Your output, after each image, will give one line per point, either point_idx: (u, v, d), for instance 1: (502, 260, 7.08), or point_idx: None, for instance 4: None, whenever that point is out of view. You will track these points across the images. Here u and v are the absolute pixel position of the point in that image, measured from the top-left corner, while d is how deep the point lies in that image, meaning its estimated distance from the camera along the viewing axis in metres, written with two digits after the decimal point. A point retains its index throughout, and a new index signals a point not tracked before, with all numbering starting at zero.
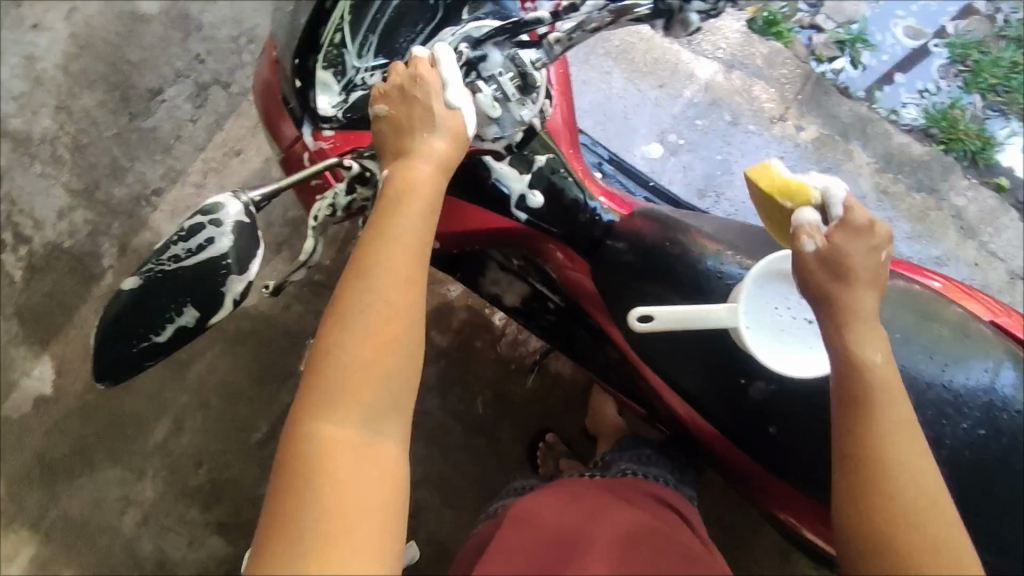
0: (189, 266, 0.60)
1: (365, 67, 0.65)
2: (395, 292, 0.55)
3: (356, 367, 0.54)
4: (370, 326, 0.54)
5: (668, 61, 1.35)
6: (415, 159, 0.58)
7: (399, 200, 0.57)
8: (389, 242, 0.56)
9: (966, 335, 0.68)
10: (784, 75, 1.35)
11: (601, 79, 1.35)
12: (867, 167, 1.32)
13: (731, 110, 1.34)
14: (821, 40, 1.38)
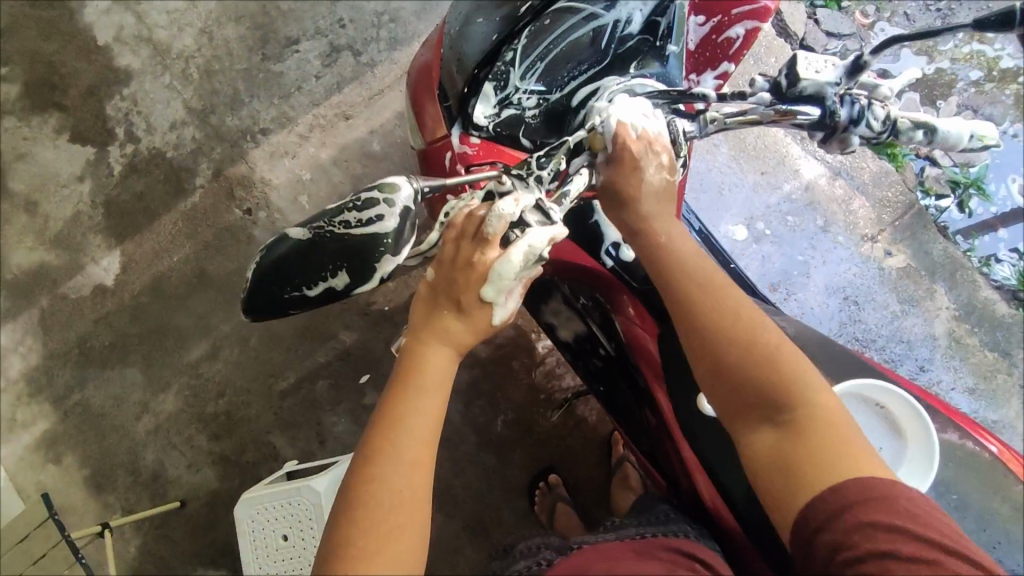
0: (355, 234, 0.65)
1: (523, 89, 0.73)
2: (409, 474, 0.59)
3: (369, 542, 0.56)
4: (385, 507, 0.57)
5: (777, 151, 1.35)
6: (432, 337, 0.64)
7: (415, 372, 0.62)
8: (408, 419, 0.60)
9: (1011, 514, 0.67)
10: (886, 197, 1.34)
11: (707, 148, 1.36)
12: (946, 311, 1.30)
13: (825, 216, 1.33)
14: (934, 173, 1.35)
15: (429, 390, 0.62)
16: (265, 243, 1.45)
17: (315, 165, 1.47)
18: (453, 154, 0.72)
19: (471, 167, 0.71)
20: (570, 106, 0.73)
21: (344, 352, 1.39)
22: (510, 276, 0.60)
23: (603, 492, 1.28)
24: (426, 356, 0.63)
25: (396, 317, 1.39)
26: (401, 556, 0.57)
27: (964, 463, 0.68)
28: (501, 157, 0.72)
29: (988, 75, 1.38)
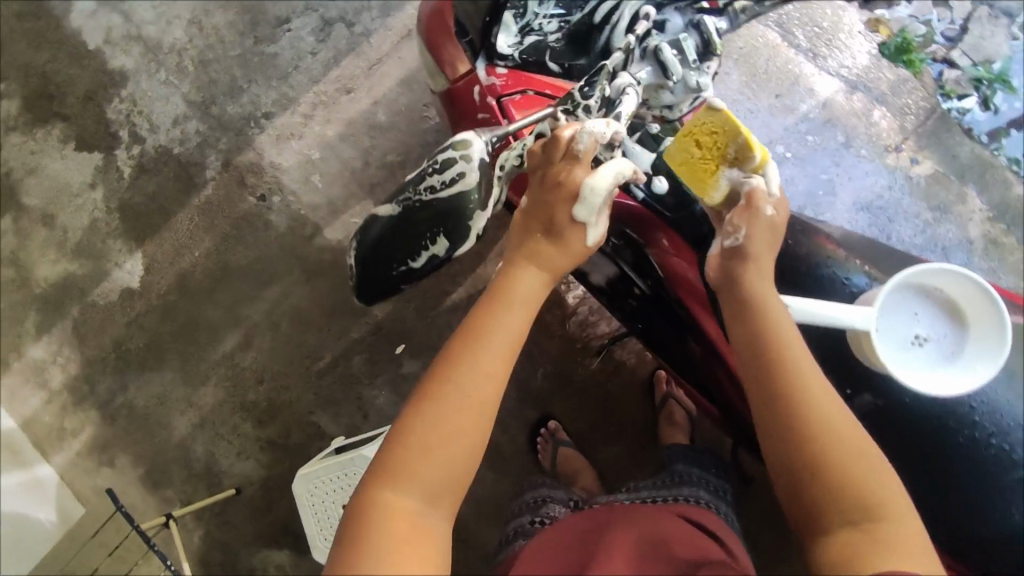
0: (443, 200, 0.75)
1: (543, 14, 0.77)
2: (487, 383, 0.62)
3: (431, 439, 0.60)
4: (458, 408, 0.60)
5: (790, 71, 1.32)
6: (528, 262, 0.67)
7: (506, 287, 0.66)
8: (495, 329, 0.63)
9: None
10: (908, 105, 1.30)
11: (717, 79, 1.33)
12: (981, 213, 1.27)
13: (846, 131, 1.30)
14: (954, 75, 1.31)
15: (518, 307, 0.65)
16: (282, 228, 1.45)
17: (323, 143, 1.46)
18: (482, 86, 0.77)
19: (503, 97, 0.76)
20: (593, 24, 0.75)
21: (375, 325, 1.39)
22: (601, 193, 0.65)
23: (648, 432, 1.28)
24: (518, 277, 0.67)
25: (424, 284, 1.39)
26: (460, 458, 0.61)
27: None
28: (529, 84, 0.76)
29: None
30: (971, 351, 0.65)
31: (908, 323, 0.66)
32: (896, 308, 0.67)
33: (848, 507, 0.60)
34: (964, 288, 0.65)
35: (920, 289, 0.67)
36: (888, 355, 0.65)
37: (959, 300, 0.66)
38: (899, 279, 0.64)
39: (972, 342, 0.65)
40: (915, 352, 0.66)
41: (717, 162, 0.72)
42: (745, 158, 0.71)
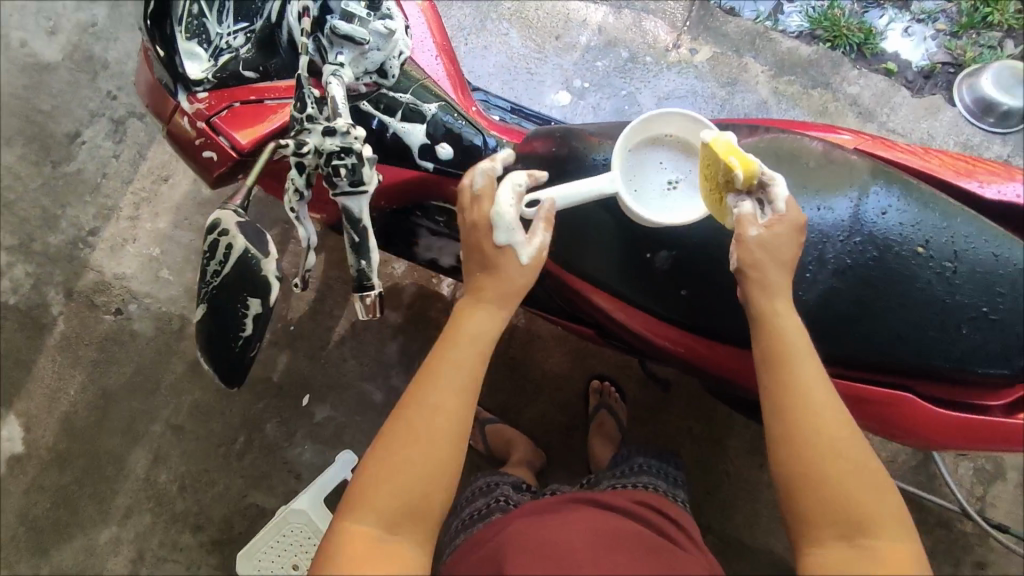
0: (225, 271, 0.56)
1: (226, 32, 0.68)
2: (440, 411, 0.66)
3: (381, 474, 0.65)
4: (419, 435, 0.66)
5: (558, 15, 1.42)
6: (484, 300, 0.70)
7: (459, 325, 0.70)
8: (446, 365, 0.68)
9: (818, 163, 0.69)
10: (669, 6, 1.42)
11: (499, 42, 1.41)
12: (763, 74, 1.39)
13: (627, 47, 1.40)
14: None
15: (472, 343, 0.69)
16: (149, 332, 1.41)
17: (158, 237, 1.43)
18: (188, 117, 0.67)
19: (212, 120, 0.66)
20: (272, 23, 0.67)
21: (276, 386, 1.37)
22: (508, 212, 0.68)
23: (563, 380, 1.32)
24: (472, 316, 0.70)
25: (306, 330, 1.38)
26: (411, 487, 0.64)
27: (769, 155, 0.71)
28: (236, 99, 0.67)
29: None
30: None
31: (657, 175, 0.69)
32: (643, 168, 0.69)
33: (852, 478, 0.58)
34: (687, 125, 0.68)
35: (655, 141, 0.70)
36: (647, 208, 0.68)
37: (689, 139, 0.69)
38: (624, 143, 0.68)
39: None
40: (672, 196, 0.69)
41: (719, 192, 0.64)
42: (732, 177, 0.62)
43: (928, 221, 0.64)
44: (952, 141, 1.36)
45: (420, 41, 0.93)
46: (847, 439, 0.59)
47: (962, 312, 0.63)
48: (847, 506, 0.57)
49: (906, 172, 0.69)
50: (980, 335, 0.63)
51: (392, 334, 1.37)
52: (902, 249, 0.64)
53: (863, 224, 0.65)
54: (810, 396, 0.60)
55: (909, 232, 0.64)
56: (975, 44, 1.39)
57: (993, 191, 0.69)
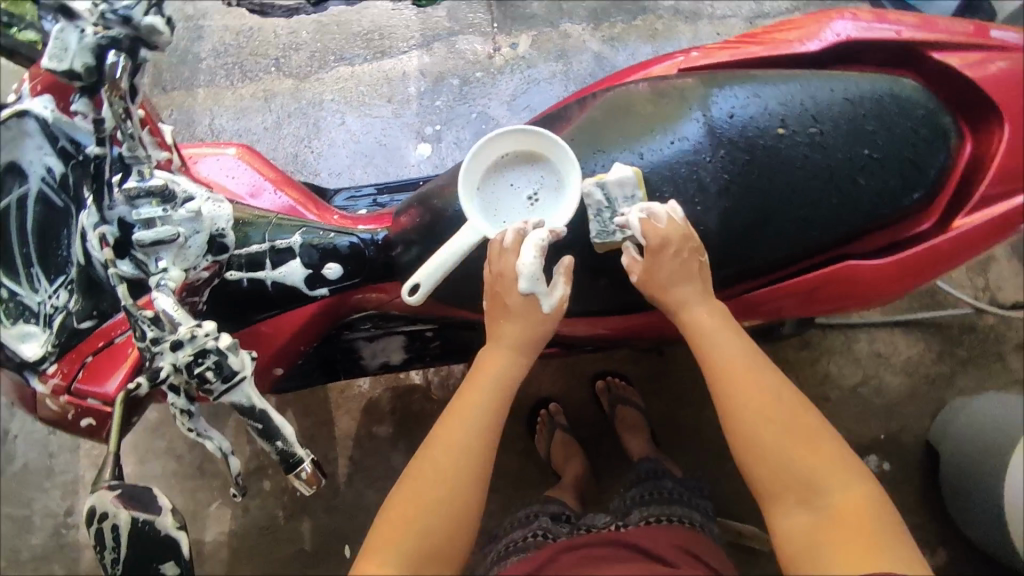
0: (125, 552, 0.54)
1: (47, 295, 0.67)
2: (462, 463, 0.65)
3: (397, 533, 0.62)
4: (443, 481, 0.64)
5: (379, 78, 1.43)
6: (506, 346, 0.67)
7: (483, 371, 0.68)
8: (467, 420, 0.66)
9: (653, 103, 0.69)
10: (472, 17, 1.44)
11: (340, 132, 1.40)
12: (585, 31, 1.40)
13: (455, 74, 1.41)
14: None
15: (492, 394, 0.67)
16: None
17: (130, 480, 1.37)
18: (50, 396, 0.70)
19: (74, 389, 0.69)
20: (83, 268, 0.65)
21: (313, 556, 1.31)
22: (539, 273, 0.63)
23: (568, 399, 1.28)
24: (493, 364, 0.68)
25: (313, 487, 1.33)
26: (434, 536, 0.62)
27: (605, 119, 0.70)
28: (83, 354, 0.70)
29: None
30: (566, 175, 0.66)
31: (516, 198, 0.67)
32: (502, 198, 0.67)
33: (799, 445, 0.63)
34: (518, 137, 0.66)
35: (498, 167, 0.68)
36: (525, 231, 0.66)
37: (525, 148, 0.67)
38: (470, 184, 0.66)
39: (560, 164, 0.67)
40: (539, 208, 0.67)
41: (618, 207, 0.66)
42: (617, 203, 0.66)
43: (775, 103, 0.65)
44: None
45: (251, 185, 0.92)
46: (784, 414, 0.64)
47: (850, 166, 0.63)
48: (794, 475, 0.62)
49: (733, 70, 0.70)
50: (877, 179, 0.63)
51: (392, 445, 1.32)
52: (766, 141, 0.64)
53: (721, 139, 0.65)
54: (743, 387, 0.65)
55: (763, 125, 0.64)
56: None
57: (816, 43, 0.70)
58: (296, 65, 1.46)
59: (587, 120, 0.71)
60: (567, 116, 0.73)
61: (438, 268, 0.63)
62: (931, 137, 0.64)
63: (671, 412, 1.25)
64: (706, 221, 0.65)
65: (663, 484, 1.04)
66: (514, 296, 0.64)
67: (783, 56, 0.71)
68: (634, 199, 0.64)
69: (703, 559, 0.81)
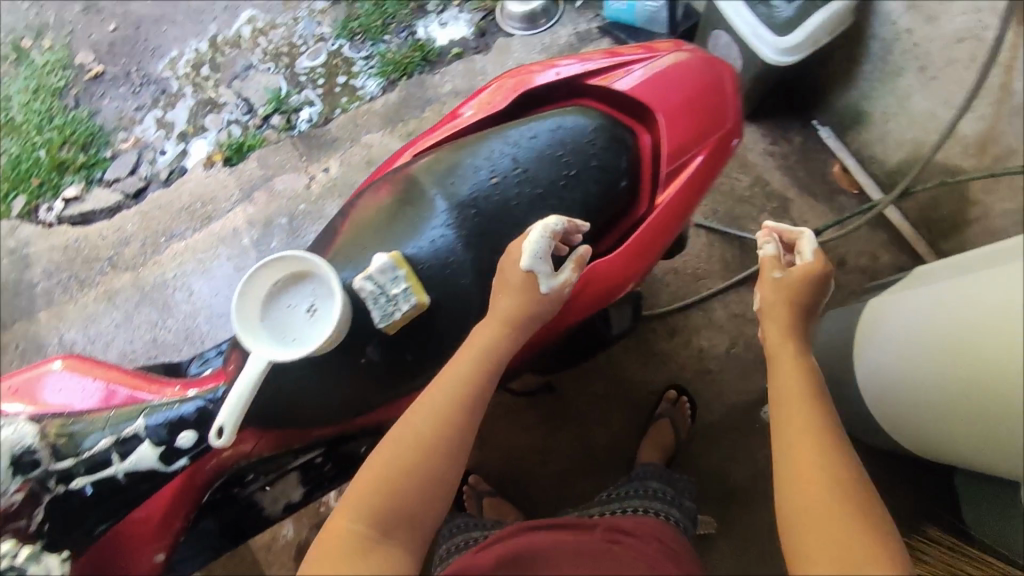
0: None
1: None
2: (439, 440, 0.64)
3: (370, 485, 0.61)
4: (424, 451, 0.63)
5: (211, 240, 1.50)
6: (506, 329, 0.71)
7: (463, 354, 0.70)
8: (446, 401, 0.66)
9: (395, 196, 0.77)
10: (283, 156, 1.56)
11: (189, 303, 1.46)
12: (384, 135, 1.53)
13: (281, 212, 1.49)
14: (279, 118, 1.64)
15: (479, 385, 0.68)
16: None
17: None
18: None
19: None
20: None
21: None
22: (546, 253, 0.70)
23: (483, 463, 1.31)
24: (473, 361, 0.69)
25: None
26: (405, 498, 0.61)
27: (363, 223, 0.76)
28: None
29: (207, 74, 1.70)
30: (331, 285, 0.69)
31: (297, 317, 0.70)
32: (284, 322, 0.70)
33: (828, 474, 0.62)
34: (280, 263, 0.70)
35: (274, 295, 0.71)
36: (309, 345, 0.69)
37: (290, 272, 0.71)
38: (249, 322, 0.69)
39: (324, 275, 0.70)
40: (317, 319, 0.70)
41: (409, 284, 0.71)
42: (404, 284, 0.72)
43: (482, 163, 0.75)
44: (535, 55, 1.56)
45: (82, 393, 0.92)
46: (828, 451, 0.64)
47: (551, 191, 0.75)
48: (820, 507, 0.61)
49: (456, 141, 0.79)
50: (577, 193, 0.75)
51: None
52: (485, 195, 0.74)
53: (455, 212, 0.74)
54: (797, 393, 0.70)
55: (479, 184, 0.74)
56: None
57: (509, 97, 0.80)
58: (130, 256, 1.51)
59: (350, 228, 0.77)
60: (332, 231, 0.79)
61: (231, 405, 0.65)
62: (608, 144, 0.76)
63: (577, 438, 1.31)
64: (464, 279, 0.73)
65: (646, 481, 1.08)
66: (514, 274, 0.70)
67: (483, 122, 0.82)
68: (398, 280, 0.71)
69: (668, 544, 0.80)
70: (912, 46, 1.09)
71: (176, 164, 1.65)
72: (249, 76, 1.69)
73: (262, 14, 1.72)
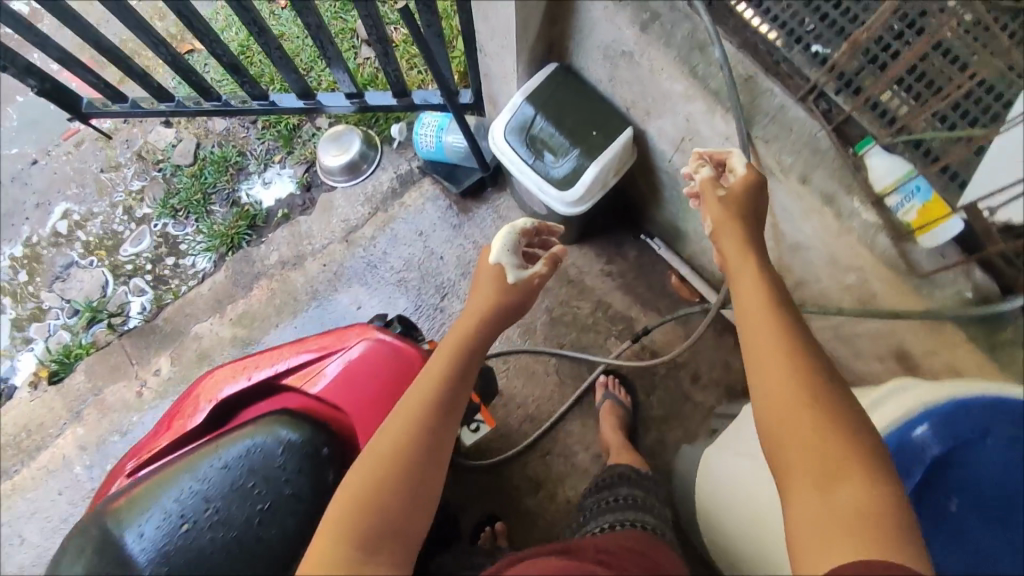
0: None
1: None
2: (421, 439, 0.69)
3: (356, 493, 0.64)
4: (403, 455, 0.67)
5: (40, 471, 1.37)
6: (472, 313, 0.86)
7: (454, 342, 0.82)
8: (426, 397, 0.73)
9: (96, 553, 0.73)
10: (111, 362, 1.45)
11: (24, 551, 1.33)
12: (214, 322, 1.45)
13: (113, 428, 1.39)
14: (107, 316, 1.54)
15: (453, 394, 0.76)
16: None
17: None
18: None
19: None
20: None
21: None
22: (513, 244, 0.92)
23: None
24: (467, 336, 0.82)
25: None
26: (388, 499, 0.65)
27: None
28: None
29: (25, 281, 1.60)
30: None
31: None
32: None
33: (806, 412, 0.57)
34: None
35: None
36: None
37: None
38: None
39: None
40: None
41: None
42: None
43: (174, 506, 0.75)
44: (359, 207, 1.50)
45: None
46: (801, 381, 0.59)
47: (248, 524, 0.75)
48: (813, 449, 0.55)
49: (151, 480, 0.77)
50: (275, 518, 0.76)
51: None
52: (174, 544, 0.73)
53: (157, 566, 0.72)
54: (757, 335, 0.64)
55: (166, 530, 0.74)
56: (307, 142, 1.61)
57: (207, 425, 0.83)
58: None
59: None
60: None
61: None
62: (300, 462, 0.78)
63: None
64: None
65: (646, 488, 1.00)
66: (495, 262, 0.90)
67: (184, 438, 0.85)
68: None
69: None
70: (690, 181, 1.05)
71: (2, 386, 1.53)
72: (71, 275, 1.59)
73: (75, 205, 1.63)
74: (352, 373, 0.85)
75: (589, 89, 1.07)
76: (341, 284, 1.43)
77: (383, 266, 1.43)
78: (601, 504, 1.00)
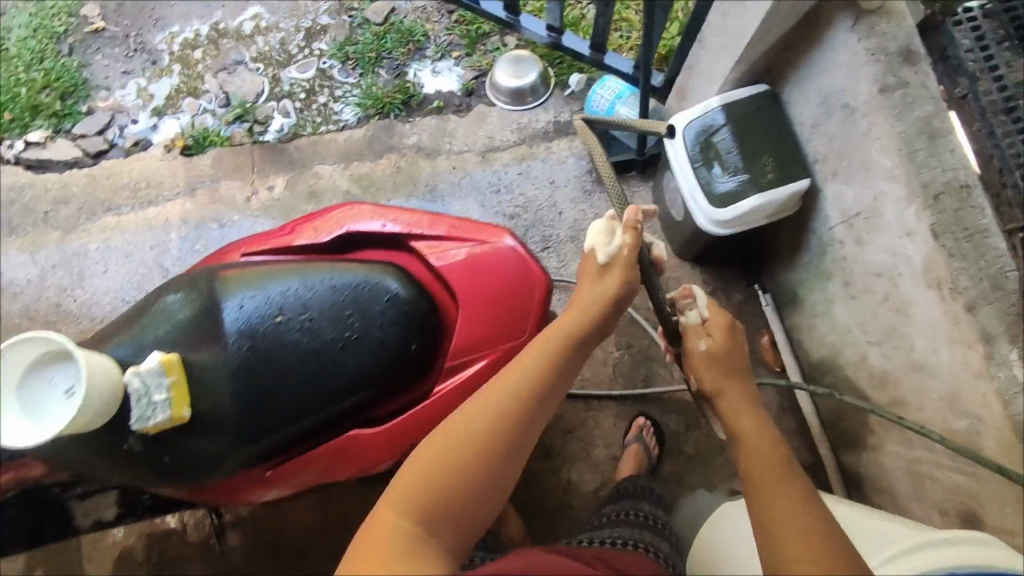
0: None
1: None
2: (548, 365, 0.81)
3: (495, 400, 0.76)
4: (536, 383, 0.79)
5: (141, 222, 1.50)
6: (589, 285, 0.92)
7: (585, 298, 0.90)
8: (565, 335, 0.85)
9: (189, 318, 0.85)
10: (235, 161, 1.55)
11: (102, 282, 1.47)
12: (336, 171, 1.51)
13: (214, 217, 1.49)
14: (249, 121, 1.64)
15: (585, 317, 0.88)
16: None
17: None
18: None
19: None
20: None
21: None
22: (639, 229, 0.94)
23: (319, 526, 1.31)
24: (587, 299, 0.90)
25: None
26: (519, 416, 0.76)
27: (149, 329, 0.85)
28: None
29: (198, 58, 1.70)
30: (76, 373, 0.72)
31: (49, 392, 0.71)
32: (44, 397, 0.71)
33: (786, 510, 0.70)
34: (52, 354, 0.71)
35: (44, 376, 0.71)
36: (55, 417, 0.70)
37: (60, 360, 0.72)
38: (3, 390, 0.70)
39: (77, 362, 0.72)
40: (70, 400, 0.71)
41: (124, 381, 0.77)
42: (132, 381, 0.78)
43: (277, 298, 0.88)
44: (508, 132, 1.51)
45: None
46: (787, 497, 0.71)
47: (329, 350, 0.87)
48: (781, 539, 0.68)
49: (267, 270, 0.90)
50: (354, 357, 0.87)
51: None
52: (267, 332, 0.86)
53: (243, 326, 0.85)
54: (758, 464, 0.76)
55: (260, 314, 0.86)
56: (487, 53, 1.64)
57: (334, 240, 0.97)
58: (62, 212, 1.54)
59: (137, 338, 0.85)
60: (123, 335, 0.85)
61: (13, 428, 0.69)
62: (394, 318, 0.89)
63: None
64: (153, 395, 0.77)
65: (638, 506, 1.02)
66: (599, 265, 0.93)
67: (314, 246, 0.98)
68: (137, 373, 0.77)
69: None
70: (839, 257, 1.02)
71: (141, 137, 1.66)
72: (236, 71, 1.69)
73: (267, 13, 1.72)
74: (475, 262, 0.95)
75: (784, 130, 1.04)
76: (459, 191, 1.47)
77: (504, 195, 1.46)
78: (598, 521, 1.01)
